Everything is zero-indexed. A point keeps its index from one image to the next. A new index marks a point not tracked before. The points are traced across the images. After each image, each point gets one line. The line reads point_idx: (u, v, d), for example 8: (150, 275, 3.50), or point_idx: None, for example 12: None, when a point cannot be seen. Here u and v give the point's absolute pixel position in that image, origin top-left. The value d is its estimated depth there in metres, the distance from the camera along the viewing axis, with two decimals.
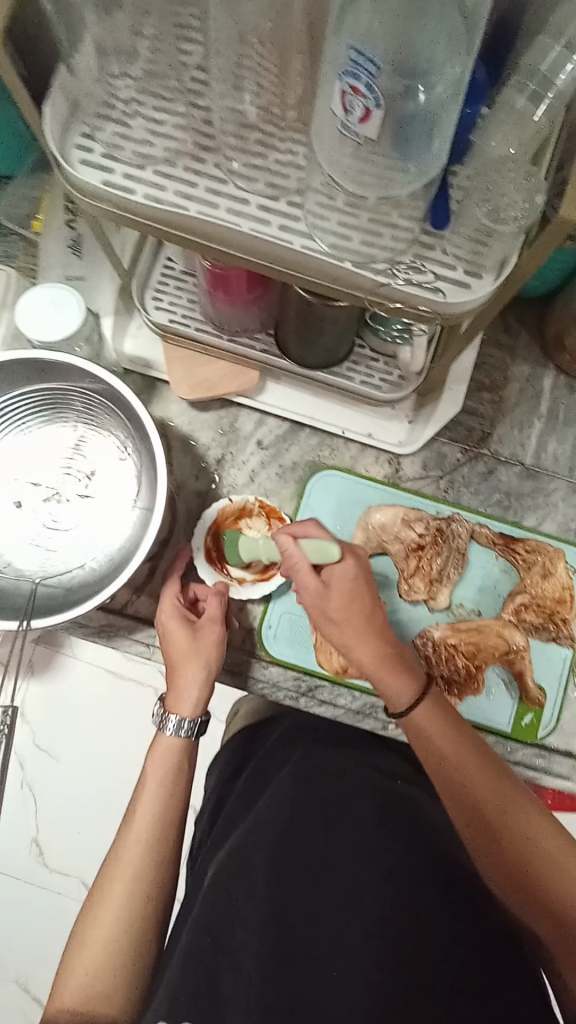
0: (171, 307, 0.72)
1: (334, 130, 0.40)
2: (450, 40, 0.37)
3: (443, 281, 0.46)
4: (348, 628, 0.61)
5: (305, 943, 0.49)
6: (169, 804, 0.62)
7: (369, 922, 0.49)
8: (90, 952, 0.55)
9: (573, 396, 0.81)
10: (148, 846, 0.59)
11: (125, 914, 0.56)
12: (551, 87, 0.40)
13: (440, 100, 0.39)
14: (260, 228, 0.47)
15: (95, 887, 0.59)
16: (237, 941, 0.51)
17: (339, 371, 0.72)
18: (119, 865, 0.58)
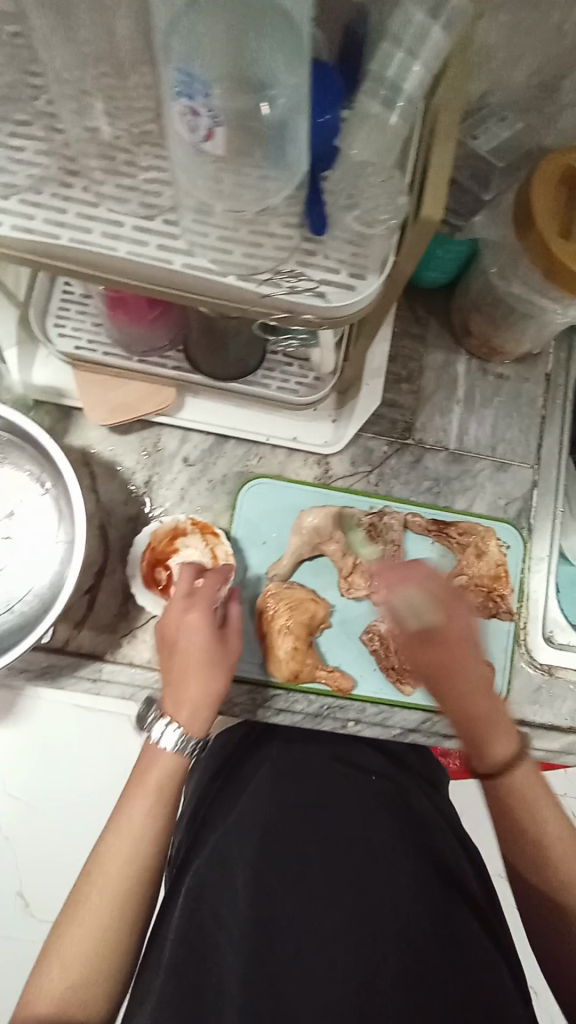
0: (74, 333, 0.70)
1: (187, 148, 0.40)
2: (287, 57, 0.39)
3: (330, 285, 0.46)
4: (441, 670, 0.60)
5: (289, 944, 0.54)
6: (142, 854, 0.57)
7: (351, 915, 0.55)
8: (56, 983, 0.52)
9: (486, 379, 0.84)
10: (124, 888, 0.55)
11: (96, 951, 0.53)
12: (400, 91, 0.43)
13: (286, 108, 0.40)
14: (138, 249, 0.46)
15: (66, 911, 0.56)
16: (221, 943, 0.55)
17: (254, 380, 0.72)
18: (95, 890, 0.55)
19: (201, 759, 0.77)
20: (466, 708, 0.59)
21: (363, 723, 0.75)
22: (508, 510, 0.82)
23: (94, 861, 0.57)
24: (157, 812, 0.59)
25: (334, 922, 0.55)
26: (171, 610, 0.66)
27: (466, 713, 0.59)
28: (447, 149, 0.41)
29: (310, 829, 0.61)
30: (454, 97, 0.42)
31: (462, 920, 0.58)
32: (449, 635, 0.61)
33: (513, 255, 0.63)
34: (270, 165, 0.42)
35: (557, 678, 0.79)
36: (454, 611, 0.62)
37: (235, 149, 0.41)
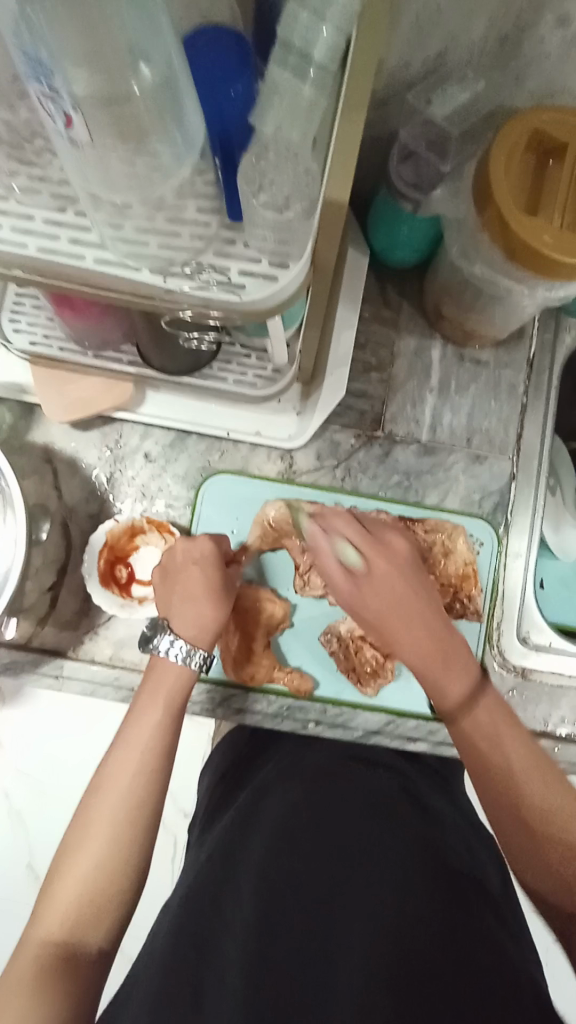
0: (29, 329, 0.69)
1: (60, 137, 0.36)
2: (149, 18, 0.33)
3: (248, 277, 0.43)
4: (393, 617, 0.61)
5: (288, 940, 0.51)
6: (153, 766, 0.57)
7: (355, 918, 0.51)
8: (69, 891, 0.53)
9: (463, 365, 0.79)
10: (137, 799, 0.56)
11: (110, 859, 0.54)
12: (311, 61, 0.39)
13: (166, 67, 0.35)
14: (48, 245, 0.44)
15: (77, 824, 0.56)
16: (218, 959, 0.52)
17: (209, 374, 0.70)
18: (101, 808, 0.56)
19: (213, 759, 0.77)
20: (414, 649, 0.61)
21: (323, 724, 0.74)
22: (484, 506, 0.78)
23: (104, 776, 0.58)
24: (165, 724, 0.60)
25: (336, 917, 0.52)
26: (179, 550, 0.66)
27: (423, 654, 0.61)
28: (359, 127, 0.37)
29: (317, 828, 0.59)
30: (363, 61, 0.37)
31: (468, 923, 0.53)
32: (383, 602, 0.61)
33: (474, 231, 0.58)
34: (163, 146, 0.38)
35: (531, 681, 0.76)
36: (392, 547, 0.64)
37: (121, 135, 0.36)
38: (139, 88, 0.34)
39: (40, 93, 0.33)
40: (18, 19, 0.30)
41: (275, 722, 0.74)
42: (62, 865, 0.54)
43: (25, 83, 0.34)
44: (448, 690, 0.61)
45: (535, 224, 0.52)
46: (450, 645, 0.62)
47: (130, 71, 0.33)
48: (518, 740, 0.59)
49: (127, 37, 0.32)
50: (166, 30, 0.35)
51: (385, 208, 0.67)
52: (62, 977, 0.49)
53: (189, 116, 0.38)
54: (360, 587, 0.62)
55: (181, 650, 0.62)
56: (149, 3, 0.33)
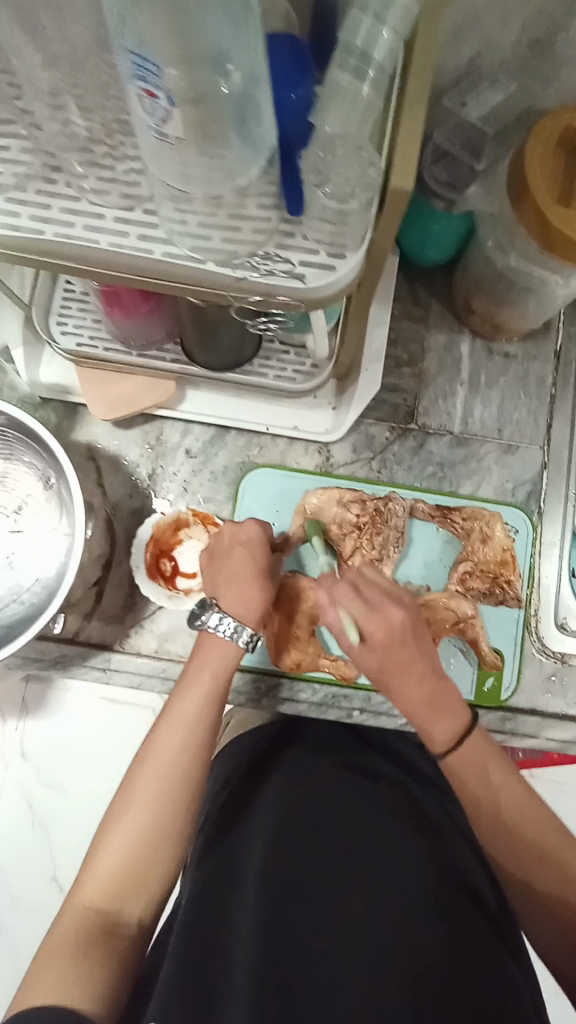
0: (76, 330, 0.71)
1: (148, 131, 0.39)
2: (240, 26, 0.35)
3: (307, 266, 0.46)
4: (394, 675, 0.55)
5: (297, 943, 0.47)
6: (198, 740, 0.58)
7: (371, 916, 0.48)
8: (110, 860, 0.53)
9: (492, 359, 0.82)
10: (179, 772, 0.56)
11: (152, 829, 0.54)
12: (370, 60, 0.41)
13: (250, 76, 0.37)
14: (119, 242, 0.46)
15: (121, 794, 0.56)
16: (225, 969, 0.47)
17: (251, 370, 0.73)
18: (144, 778, 0.56)
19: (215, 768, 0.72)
20: (415, 702, 0.55)
21: (367, 712, 0.76)
22: (517, 494, 0.80)
23: (149, 750, 0.58)
24: (210, 700, 0.60)
25: (341, 916, 0.48)
26: (225, 532, 0.68)
27: (419, 703, 0.55)
28: (419, 126, 0.39)
29: (322, 823, 0.55)
30: (419, 71, 0.40)
31: (472, 932, 0.52)
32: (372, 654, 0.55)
33: (509, 225, 0.61)
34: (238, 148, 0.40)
35: (570, 666, 0.77)
36: (391, 614, 0.55)
37: (200, 137, 0.39)
38: (225, 91, 0.37)
39: (136, 92, 0.36)
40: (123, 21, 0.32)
41: (320, 709, 0.76)
42: (103, 835, 0.55)
43: (125, 83, 0.36)
44: (440, 741, 0.55)
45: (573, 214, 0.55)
46: (438, 695, 0.55)
47: (218, 73, 0.36)
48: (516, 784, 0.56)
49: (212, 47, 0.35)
50: (256, 40, 0.37)
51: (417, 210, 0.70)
52: (98, 948, 0.48)
53: (266, 118, 0.40)
54: (359, 646, 0.56)
55: (229, 627, 0.62)
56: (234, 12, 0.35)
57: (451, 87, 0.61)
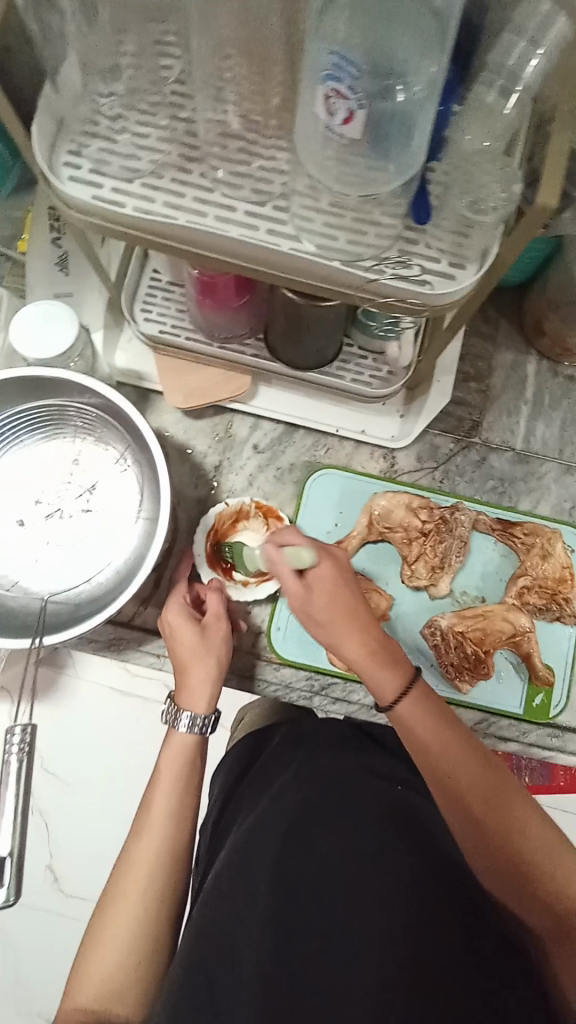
0: (160, 318, 0.73)
1: (324, 132, 0.42)
2: (425, 53, 0.40)
3: (429, 274, 0.48)
4: (451, 780, 0.52)
5: (306, 956, 0.45)
6: (182, 772, 0.60)
7: (384, 965, 0.43)
8: (99, 967, 0.51)
9: (556, 380, 0.83)
10: (160, 863, 0.55)
11: (132, 938, 0.52)
12: (519, 82, 0.43)
13: (422, 96, 0.42)
14: (250, 234, 0.48)
15: (107, 890, 0.55)
16: (237, 962, 0.46)
17: (328, 372, 0.74)
18: (122, 884, 0.55)
19: (230, 755, 0.71)
20: (475, 804, 0.51)
21: None
22: (574, 514, 0.81)
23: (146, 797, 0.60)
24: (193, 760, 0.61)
25: (353, 941, 0.44)
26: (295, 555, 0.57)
27: (478, 811, 0.51)
28: (565, 141, 0.41)
29: (332, 816, 0.52)
30: (568, 90, 0.41)
31: (528, 991, 0.44)
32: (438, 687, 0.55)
33: None
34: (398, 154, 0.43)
35: None
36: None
37: (368, 138, 0.42)
38: (398, 102, 0.41)
39: (324, 91, 0.40)
40: (330, 39, 0.39)
41: (371, 712, 0.76)
42: (89, 945, 0.53)
43: (311, 91, 0.41)
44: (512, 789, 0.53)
45: None
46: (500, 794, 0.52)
47: (392, 84, 0.40)
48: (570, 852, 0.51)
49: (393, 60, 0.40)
50: (439, 63, 0.41)
51: None
52: None
53: (421, 132, 0.43)
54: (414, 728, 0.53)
55: None
56: (423, 37, 0.40)
57: None
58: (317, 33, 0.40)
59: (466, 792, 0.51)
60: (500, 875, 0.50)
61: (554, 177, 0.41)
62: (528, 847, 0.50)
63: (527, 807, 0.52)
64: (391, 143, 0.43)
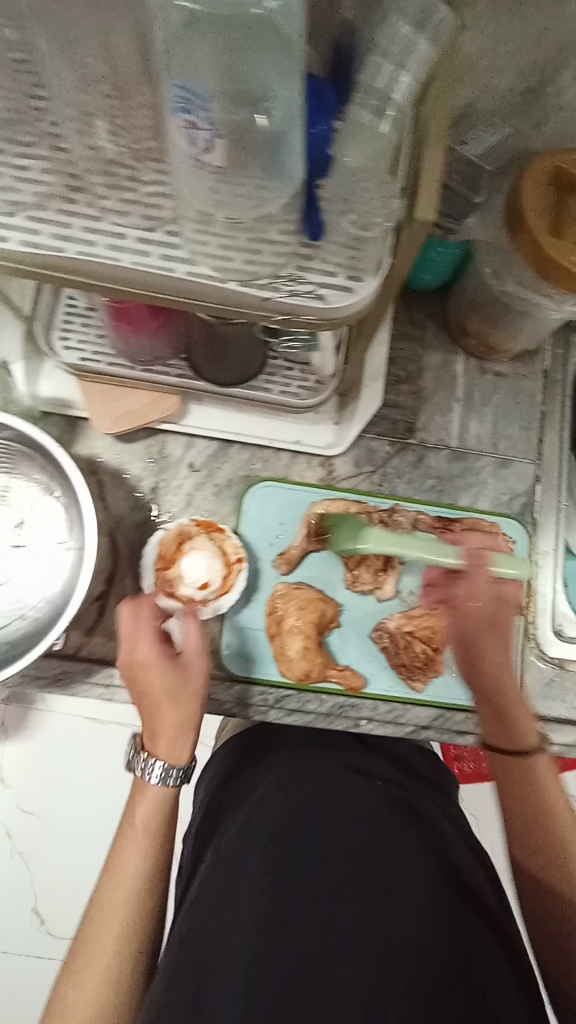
0: (80, 346, 0.72)
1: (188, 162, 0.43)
2: (280, 76, 0.41)
3: (328, 288, 0.48)
4: (472, 668, 0.70)
5: (287, 950, 0.54)
6: (166, 800, 0.65)
7: (353, 935, 0.55)
8: (90, 972, 0.56)
9: (485, 377, 0.85)
10: (148, 862, 0.62)
11: (119, 937, 0.58)
12: (390, 100, 0.44)
13: (283, 118, 0.42)
14: (142, 260, 0.47)
15: (97, 895, 0.61)
16: (221, 966, 0.54)
17: (256, 386, 0.74)
18: (111, 881, 0.61)
19: (212, 768, 0.87)
20: (490, 721, 0.69)
21: (376, 721, 0.75)
22: (513, 506, 0.83)
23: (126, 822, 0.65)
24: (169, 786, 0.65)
25: (336, 937, 0.55)
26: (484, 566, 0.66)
27: (494, 723, 0.68)
28: (437, 158, 0.44)
29: (313, 833, 0.63)
30: (441, 113, 0.45)
31: (474, 953, 0.56)
32: (471, 621, 0.69)
33: (505, 252, 0.65)
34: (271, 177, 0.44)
35: (569, 672, 0.79)
36: (502, 588, 0.67)
37: (234, 163, 0.43)
38: (259, 126, 0.41)
39: (182, 124, 0.40)
40: (179, 68, 0.39)
41: (327, 721, 0.75)
42: (77, 949, 0.58)
43: (170, 119, 0.41)
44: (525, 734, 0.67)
45: (564, 246, 0.59)
46: (503, 725, 0.68)
47: (251, 110, 0.41)
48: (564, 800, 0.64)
49: (258, 88, 0.40)
50: (294, 84, 0.41)
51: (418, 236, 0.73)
52: None
53: (292, 152, 0.43)
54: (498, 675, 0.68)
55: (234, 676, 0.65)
56: (286, 68, 0.41)
57: None
58: (168, 67, 0.40)
59: (497, 696, 0.68)
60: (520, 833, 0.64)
61: (429, 192, 0.43)
62: (547, 805, 0.64)
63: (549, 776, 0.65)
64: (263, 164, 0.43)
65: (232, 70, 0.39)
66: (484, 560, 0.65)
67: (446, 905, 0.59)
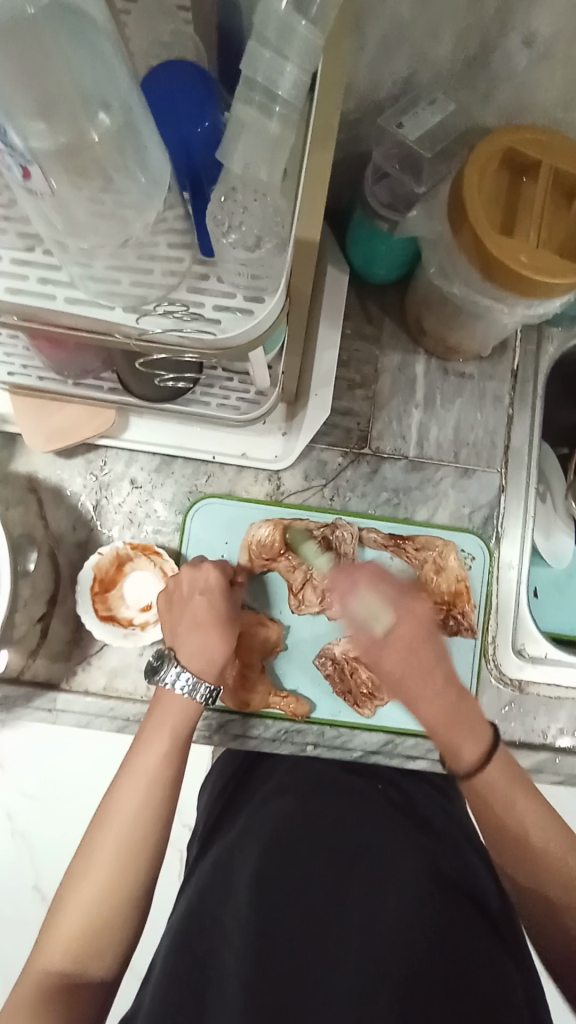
0: (7, 361, 0.66)
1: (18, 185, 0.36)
2: (104, 62, 0.33)
3: (223, 312, 0.43)
4: (412, 678, 0.60)
5: (286, 951, 0.52)
6: (159, 786, 0.58)
7: (354, 937, 0.53)
8: (70, 924, 0.53)
9: (447, 379, 0.79)
10: (140, 825, 0.57)
11: (110, 890, 0.54)
12: (276, 96, 0.38)
13: (124, 115, 0.35)
14: (17, 287, 0.43)
15: (82, 849, 0.57)
16: (220, 975, 0.51)
17: (192, 399, 0.69)
18: (103, 829, 0.57)
19: (210, 777, 0.78)
20: (431, 712, 0.60)
21: (322, 746, 0.74)
22: (474, 519, 0.78)
23: (114, 801, 0.58)
24: (171, 757, 0.60)
25: (333, 941, 0.53)
26: (211, 571, 0.68)
27: (436, 715, 0.60)
28: (328, 159, 0.36)
29: (312, 837, 0.61)
30: (329, 102, 0.37)
31: (470, 945, 0.54)
32: (402, 635, 0.61)
33: (451, 250, 0.59)
34: (129, 187, 0.37)
35: (527, 693, 0.76)
36: (415, 609, 0.62)
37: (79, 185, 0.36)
38: (96, 134, 0.34)
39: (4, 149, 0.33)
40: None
41: (273, 745, 0.74)
42: (59, 905, 0.55)
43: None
44: (465, 757, 0.59)
45: (512, 243, 0.54)
46: (463, 711, 0.60)
47: (86, 116, 0.34)
48: (541, 811, 0.59)
49: (81, 88, 0.33)
50: (118, 69, 0.34)
51: (363, 228, 0.68)
52: (57, 1001, 0.50)
53: (153, 155, 0.38)
54: (381, 662, 0.61)
55: (186, 683, 0.62)
56: (103, 53, 0.33)
57: (389, 102, 0.57)
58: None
59: (435, 713, 0.60)
60: (507, 856, 0.58)
61: (317, 203, 0.36)
62: (517, 816, 0.58)
63: (522, 786, 0.60)
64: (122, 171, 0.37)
65: (34, 79, 0.31)
66: (407, 596, 0.63)
67: (441, 901, 0.56)
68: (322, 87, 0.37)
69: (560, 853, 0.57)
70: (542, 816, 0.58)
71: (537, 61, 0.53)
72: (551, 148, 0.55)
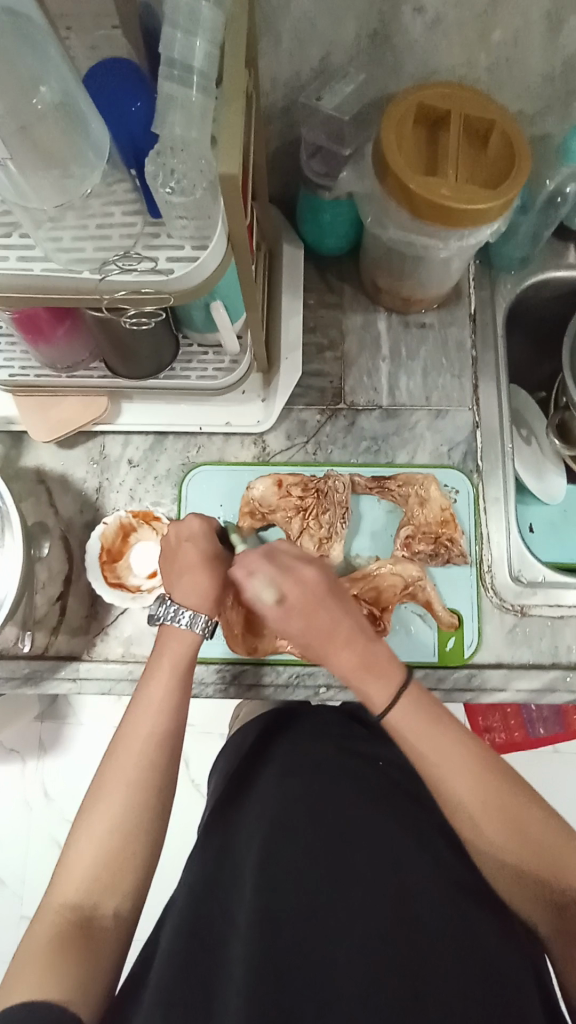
0: (8, 364, 0.75)
1: None
2: (42, 48, 0.41)
3: (176, 261, 0.50)
4: (319, 640, 0.56)
5: (291, 931, 0.49)
6: (166, 732, 0.57)
7: (358, 920, 0.50)
8: (85, 863, 0.52)
9: (409, 331, 0.84)
10: (148, 763, 0.56)
11: (123, 829, 0.53)
12: (192, 70, 0.46)
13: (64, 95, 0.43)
14: (1, 265, 0.50)
15: (95, 787, 0.56)
16: (225, 964, 0.48)
17: (173, 373, 0.75)
18: (114, 767, 0.56)
19: (220, 756, 0.78)
20: (347, 669, 0.57)
21: (334, 687, 0.76)
22: (453, 456, 0.81)
23: (125, 748, 0.57)
24: (175, 692, 0.59)
25: (339, 918, 0.50)
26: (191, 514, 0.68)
27: (349, 671, 0.57)
28: (238, 110, 0.43)
29: (314, 812, 0.58)
30: (235, 62, 0.44)
31: (479, 926, 0.53)
32: (277, 617, 0.57)
33: (383, 199, 0.66)
34: (79, 154, 0.45)
35: (531, 616, 0.77)
36: (305, 576, 0.57)
37: (36, 156, 0.44)
38: (41, 105, 0.42)
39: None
40: None
41: (287, 690, 0.77)
42: (71, 848, 0.53)
43: None
44: (376, 703, 0.56)
45: (433, 182, 0.60)
46: (374, 663, 0.56)
47: (33, 94, 0.41)
48: (470, 766, 0.54)
49: (27, 70, 0.41)
50: (55, 53, 0.42)
51: (308, 201, 0.76)
52: (80, 947, 0.48)
53: (93, 128, 0.45)
54: (286, 624, 0.57)
55: (186, 617, 0.62)
56: (39, 40, 0.41)
57: (308, 84, 0.65)
58: None
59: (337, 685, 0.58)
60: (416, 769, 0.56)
61: (235, 146, 0.42)
62: (411, 747, 0.55)
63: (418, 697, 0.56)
64: (73, 143, 0.44)
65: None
66: (289, 570, 0.57)
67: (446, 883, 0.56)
68: (228, 51, 0.44)
69: (498, 793, 0.53)
70: (488, 782, 0.53)
71: (430, 26, 0.59)
72: (457, 95, 0.62)
